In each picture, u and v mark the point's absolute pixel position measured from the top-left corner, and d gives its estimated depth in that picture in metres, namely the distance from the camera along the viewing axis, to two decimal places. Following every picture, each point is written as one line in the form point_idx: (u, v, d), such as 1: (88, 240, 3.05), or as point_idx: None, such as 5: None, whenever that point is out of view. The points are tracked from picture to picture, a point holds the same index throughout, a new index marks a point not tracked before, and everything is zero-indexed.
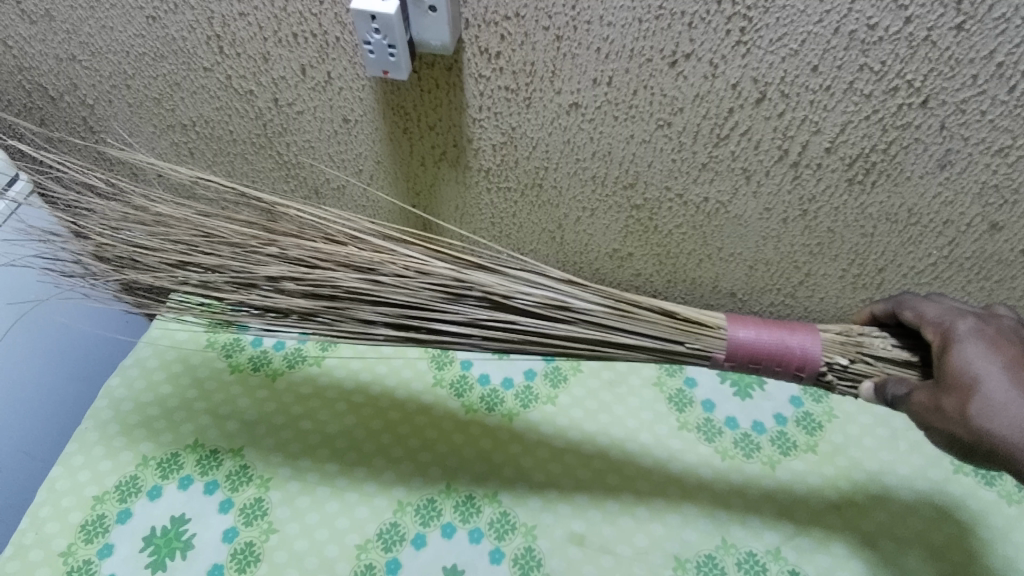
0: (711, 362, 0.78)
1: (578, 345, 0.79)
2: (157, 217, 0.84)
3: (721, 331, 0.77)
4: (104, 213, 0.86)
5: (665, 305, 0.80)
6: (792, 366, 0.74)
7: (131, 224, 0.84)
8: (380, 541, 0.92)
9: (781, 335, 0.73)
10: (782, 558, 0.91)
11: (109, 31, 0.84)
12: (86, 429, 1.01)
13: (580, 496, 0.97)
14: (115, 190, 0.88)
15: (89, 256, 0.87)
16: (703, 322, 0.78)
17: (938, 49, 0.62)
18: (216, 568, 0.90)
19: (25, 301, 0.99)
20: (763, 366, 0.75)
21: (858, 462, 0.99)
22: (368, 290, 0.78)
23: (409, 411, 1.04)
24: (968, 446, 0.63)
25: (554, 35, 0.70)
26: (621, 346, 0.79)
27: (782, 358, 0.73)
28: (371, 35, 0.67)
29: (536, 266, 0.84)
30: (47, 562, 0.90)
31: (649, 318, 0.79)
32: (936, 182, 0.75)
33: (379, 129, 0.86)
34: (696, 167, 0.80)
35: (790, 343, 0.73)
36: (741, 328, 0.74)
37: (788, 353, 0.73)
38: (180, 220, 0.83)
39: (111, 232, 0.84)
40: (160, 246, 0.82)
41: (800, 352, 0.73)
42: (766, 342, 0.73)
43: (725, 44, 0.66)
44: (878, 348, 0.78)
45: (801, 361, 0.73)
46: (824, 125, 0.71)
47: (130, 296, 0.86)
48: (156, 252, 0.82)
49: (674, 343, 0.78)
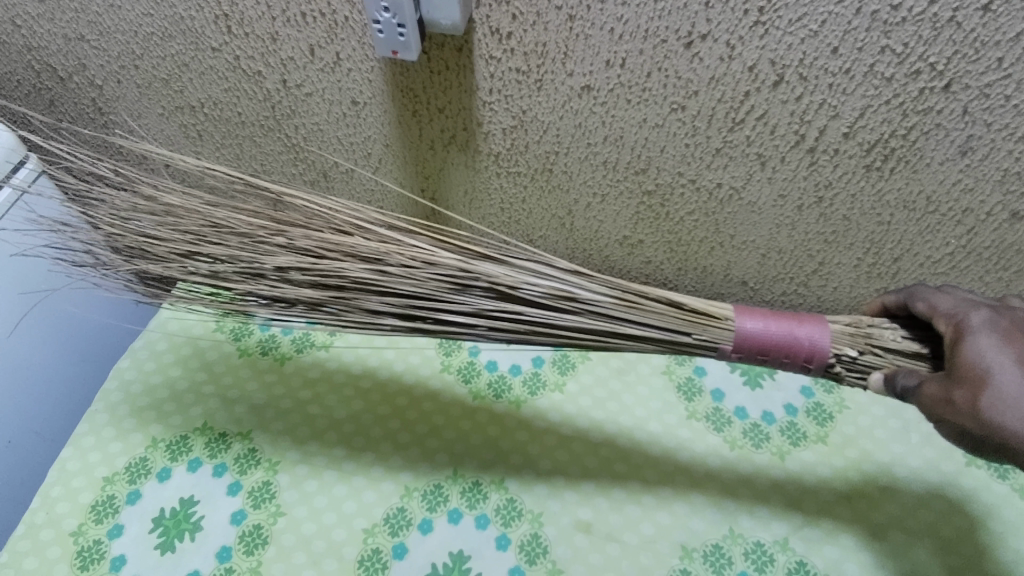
0: (719, 353, 0.77)
1: (584, 336, 0.78)
2: (166, 208, 0.84)
3: (729, 322, 0.76)
4: (115, 203, 0.86)
5: (673, 297, 0.79)
6: (800, 357, 0.73)
7: (141, 215, 0.84)
8: (387, 525, 0.92)
9: (789, 326, 0.73)
10: (790, 549, 0.91)
11: (118, 10, 0.83)
12: (96, 410, 1.02)
13: (587, 484, 0.96)
14: (125, 181, 0.88)
15: (100, 246, 0.86)
16: (711, 313, 0.77)
17: (963, 32, 0.61)
18: (224, 549, 0.90)
19: (34, 292, 0.99)
20: (771, 357, 0.74)
21: (869, 453, 0.98)
22: (375, 281, 0.78)
23: (417, 396, 1.04)
24: (979, 440, 0.62)
25: (567, 14, 0.68)
26: (629, 337, 0.78)
27: (790, 349, 0.72)
28: (381, 13, 0.66)
29: (544, 256, 0.83)
30: (58, 541, 0.91)
31: (656, 309, 0.78)
32: (957, 169, 0.73)
33: (388, 111, 0.85)
34: (710, 152, 0.78)
35: (799, 334, 0.72)
36: (748, 319, 0.74)
37: (796, 344, 0.72)
38: (189, 211, 0.82)
39: (122, 223, 0.84)
40: (169, 236, 0.81)
41: (808, 343, 0.72)
42: (773, 333, 0.73)
43: (743, 24, 0.65)
44: (889, 340, 0.76)
45: (809, 353, 0.72)
46: (843, 109, 0.70)
47: (141, 287, 0.84)
48: (166, 242, 0.81)
49: (683, 334, 0.77)
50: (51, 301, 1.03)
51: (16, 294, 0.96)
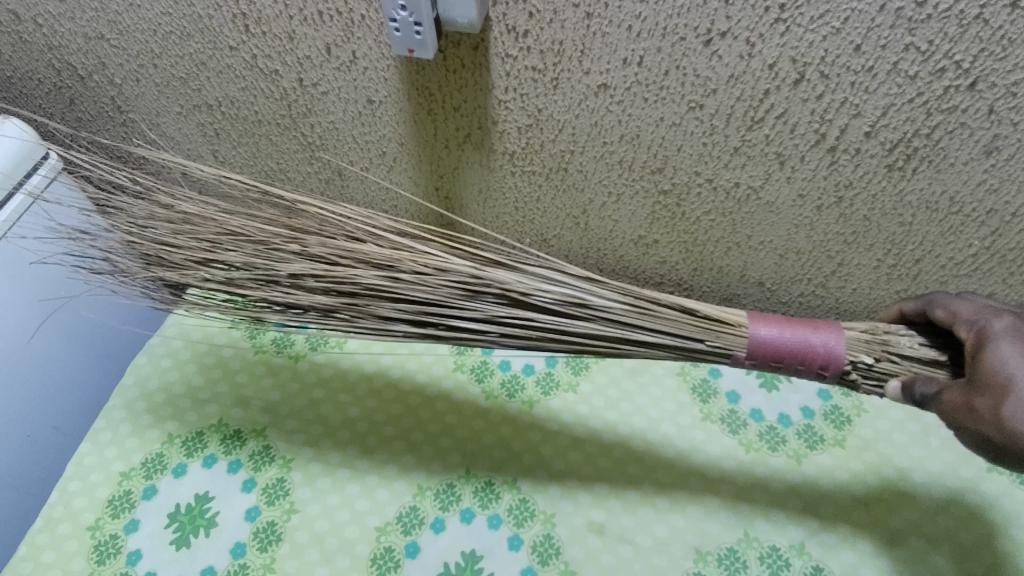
0: (733, 361, 0.76)
1: (596, 344, 0.78)
2: (182, 215, 0.84)
3: (743, 329, 0.75)
4: (132, 211, 0.86)
5: (685, 304, 0.78)
6: (815, 365, 0.72)
7: (158, 223, 0.84)
8: (400, 524, 0.92)
9: (803, 334, 0.72)
10: (806, 554, 0.90)
11: (137, 9, 0.84)
12: (113, 405, 1.03)
13: (600, 486, 0.96)
14: (143, 187, 0.89)
15: (118, 253, 0.86)
16: (724, 320, 0.76)
17: (991, 28, 0.59)
18: (238, 546, 0.91)
19: (55, 299, 1.01)
20: (785, 365, 0.73)
21: (887, 457, 0.96)
22: (388, 287, 0.78)
23: (429, 395, 1.04)
24: (999, 448, 0.61)
25: (585, 12, 0.68)
26: (641, 344, 0.78)
27: (804, 356, 0.71)
28: (398, 12, 0.66)
29: (555, 263, 0.83)
30: (75, 536, 0.92)
31: (669, 316, 0.78)
32: (981, 169, 0.72)
33: (403, 110, 0.85)
34: (728, 151, 0.78)
35: (813, 342, 0.71)
36: (762, 326, 0.73)
37: (811, 351, 0.71)
38: (205, 218, 0.83)
39: (139, 231, 0.85)
40: (186, 243, 0.82)
41: (823, 350, 0.71)
42: (787, 341, 0.72)
43: (764, 22, 0.64)
44: (904, 347, 0.75)
45: (824, 360, 0.71)
46: (864, 108, 0.69)
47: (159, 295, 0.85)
48: (181, 250, 0.82)
49: (695, 341, 0.77)
50: (70, 307, 1.04)
51: (37, 301, 0.99)
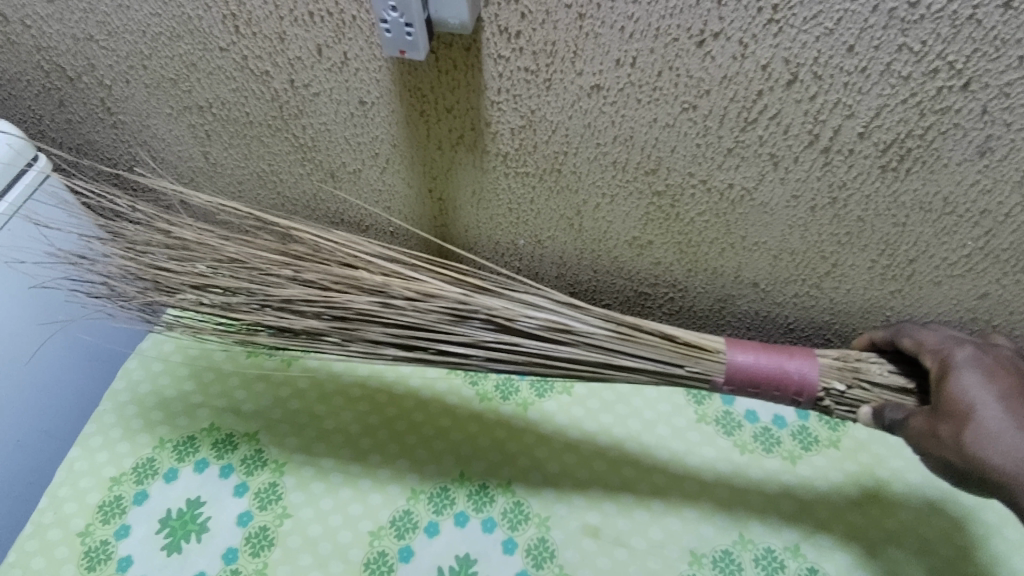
0: (711, 386, 0.76)
1: (582, 368, 0.78)
2: (181, 242, 0.83)
3: (720, 355, 0.75)
4: (130, 235, 0.85)
5: (666, 329, 0.78)
6: (790, 391, 0.73)
7: (155, 249, 0.83)
8: (393, 528, 0.92)
9: (779, 359, 0.73)
10: (800, 555, 0.89)
11: (126, 10, 0.83)
12: (103, 410, 1.02)
13: (594, 489, 0.95)
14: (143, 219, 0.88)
15: (116, 278, 0.84)
16: (702, 346, 0.76)
17: (984, 29, 0.59)
18: (231, 551, 0.90)
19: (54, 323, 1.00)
20: (762, 390, 0.74)
21: (881, 459, 0.96)
22: (378, 312, 0.77)
23: (422, 399, 1.03)
24: (963, 473, 0.63)
25: (577, 13, 0.67)
26: (624, 369, 0.78)
27: (780, 382, 0.72)
28: (388, 13, 0.65)
29: (540, 290, 0.83)
30: (66, 542, 0.91)
31: (653, 342, 0.77)
32: (975, 170, 0.72)
33: (396, 111, 0.84)
34: (721, 152, 0.77)
35: (788, 368, 0.72)
36: (739, 353, 0.73)
37: (786, 378, 0.72)
38: (202, 245, 0.82)
39: (137, 256, 0.83)
40: (182, 268, 0.81)
41: (797, 376, 0.72)
42: (764, 367, 0.72)
43: (756, 23, 0.64)
44: (875, 374, 0.76)
45: (798, 386, 0.72)
46: (858, 108, 0.68)
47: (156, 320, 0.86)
48: (177, 274, 0.81)
49: (675, 366, 0.76)
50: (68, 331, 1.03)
51: (37, 326, 0.98)
